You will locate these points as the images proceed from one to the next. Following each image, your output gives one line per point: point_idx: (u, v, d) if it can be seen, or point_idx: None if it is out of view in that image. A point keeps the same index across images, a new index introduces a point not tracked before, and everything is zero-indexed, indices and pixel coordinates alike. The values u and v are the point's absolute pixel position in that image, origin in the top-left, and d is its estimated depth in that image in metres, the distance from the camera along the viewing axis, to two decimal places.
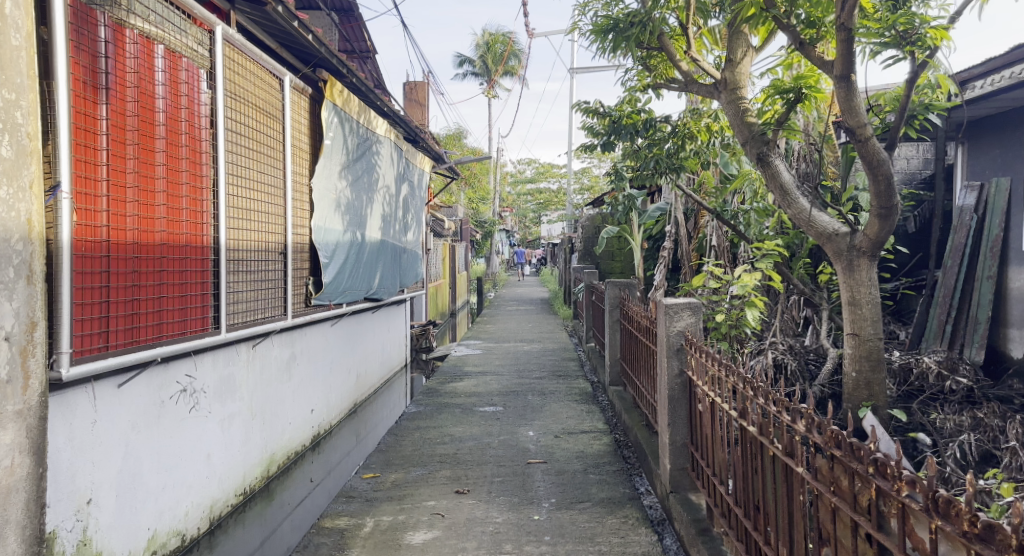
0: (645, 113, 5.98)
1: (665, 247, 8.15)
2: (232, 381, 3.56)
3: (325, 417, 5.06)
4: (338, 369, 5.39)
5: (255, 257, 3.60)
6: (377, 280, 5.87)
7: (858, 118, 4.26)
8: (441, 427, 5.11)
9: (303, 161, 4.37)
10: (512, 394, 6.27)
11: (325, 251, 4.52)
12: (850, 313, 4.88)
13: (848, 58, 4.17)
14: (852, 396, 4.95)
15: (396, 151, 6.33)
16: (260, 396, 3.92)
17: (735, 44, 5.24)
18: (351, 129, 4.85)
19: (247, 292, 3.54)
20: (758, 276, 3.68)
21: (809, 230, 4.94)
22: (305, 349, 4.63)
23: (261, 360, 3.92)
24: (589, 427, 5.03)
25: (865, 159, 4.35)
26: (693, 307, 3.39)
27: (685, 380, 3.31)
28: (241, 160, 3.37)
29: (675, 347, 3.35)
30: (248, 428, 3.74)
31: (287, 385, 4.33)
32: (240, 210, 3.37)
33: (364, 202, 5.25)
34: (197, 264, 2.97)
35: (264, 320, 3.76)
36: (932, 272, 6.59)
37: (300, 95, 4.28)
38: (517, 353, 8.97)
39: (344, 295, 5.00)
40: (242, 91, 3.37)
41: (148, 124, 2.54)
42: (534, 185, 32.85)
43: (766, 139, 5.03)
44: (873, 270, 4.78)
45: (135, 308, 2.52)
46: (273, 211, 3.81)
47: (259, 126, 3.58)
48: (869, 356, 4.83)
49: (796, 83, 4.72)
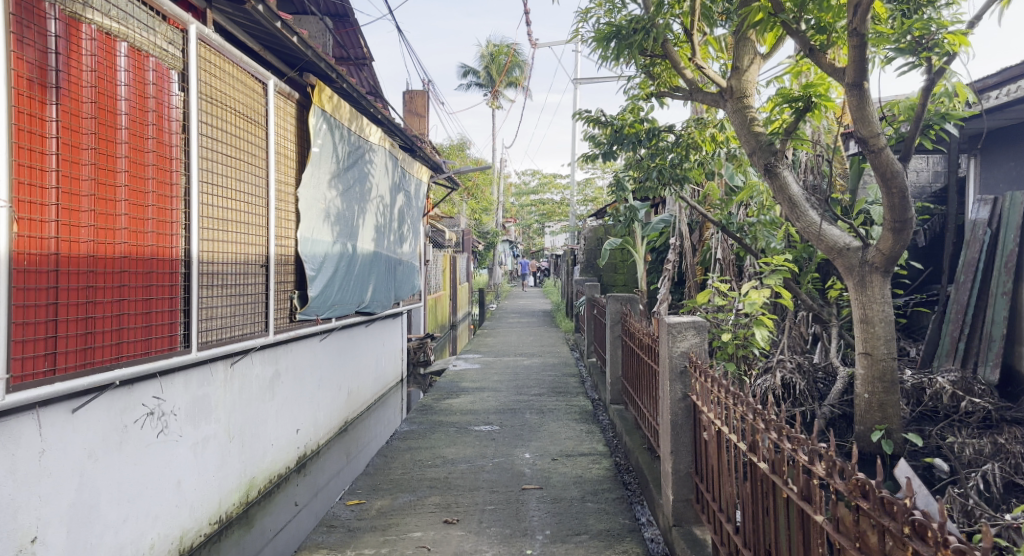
0: (648, 122, 5.81)
1: (670, 260, 7.94)
2: (207, 402, 3.37)
3: (313, 437, 4.84)
4: (328, 386, 5.19)
5: (232, 270, 3.42)
6: (370, 292, 5.66)
7: (870, 127, 4.07)
8: (434, 448, 4.89)
9: (289, 169, 4.21)
10: (510, 412, 6.04)
11: (312, 263, 4.31)
12: (862, 331, 4.65)
13: (860, 65, 3.99)
14: (865, 419, 4.69)
15: (392, 160, 6.15)
16: (239, 416, 3.72)
17: (741, 51, 5.06)
18: (342, 136, 4.68)
19: (222, 307, 3.35)
20: (767, 292, 3.45)
21: (819, 244, 4.75)
22: (291, 366, 4.43)
23: (240, 378, 3.73)
24: (588, 450, 4.78)
25: (878, 171, 4.15)
26: (698, 326, 3.16)
27: (689, 405, 3.08)
28: (218, 168, 3.21)
29: (677, 369, 3.11)
30: (224, 452, 3.54)
31: (270, 405, 4.12)
32: (216, 221, 3.19)
33: (355, 212, 5.05)
34: (163, 278, 2.81)
35: (242, 336, 3.58)
36: (944, 288, 6.35)
37: (287, 100, 4.13)
38: (516, 367, 8.73)
39: (333, 309, 4.79)
40: (221, 94, 3.23)
41: (108, 128, 2.41)
42: (537, 196, 32.74)
43: (774, 150, 4.84)
44: (886, 286, 4.55)
45: (89, 326, 2.37)
46: (255, 221, 3.64)
47: (240, 132, 3.42)
48: (882, 377, 4.59)
49: (805, 91, 4.54)
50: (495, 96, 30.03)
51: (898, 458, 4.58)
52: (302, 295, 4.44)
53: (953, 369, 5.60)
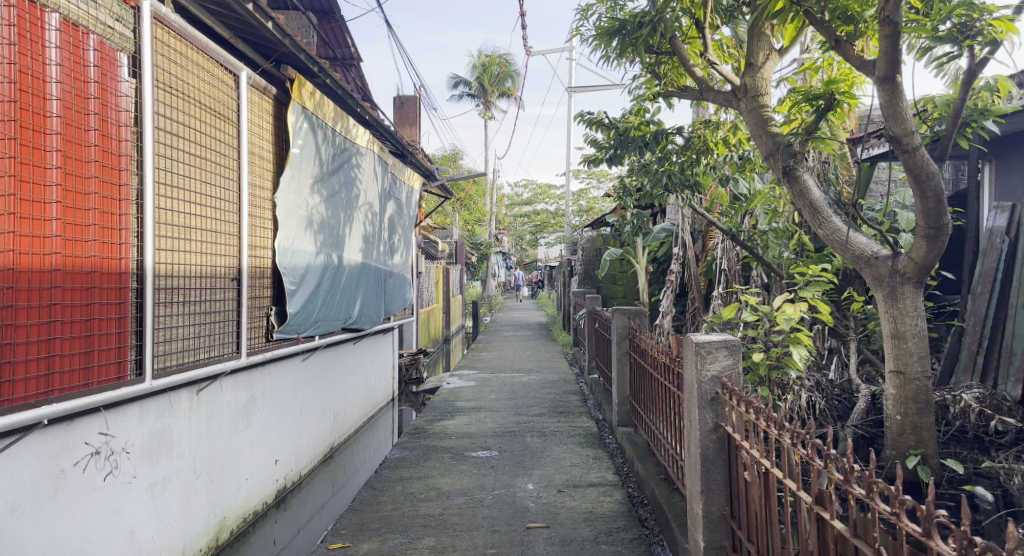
0: (654, 125, 5.46)
1: (673, 272, 7.51)
2: (168, 436, 2.93)
3: (293, 467, 4.39)
4: (311, 410, 4.75)
5: (197, 285, 3.00)
6: (357, 307, 5.24)
7: (904, 124, 3.75)
8: (427, 478, 4.44)
9: (265, 172, 3.81)
10: (509, 435, 5.61)
11: (292, 276, 3.88)
12: (893, 348, 4.27)
13: (892, 57, 3.67)
14: (897, 443, 4.31)
15: (381, 165, 5.76)
16: (207, 449, 3.28)
17: (756, 47, 4.75)
18: (325, 137, 4.28)
19: (183, 327, 2.92)
20: (805, 307, 3.07)
21: (845, 253, 4.37)
22: (267, 391, 3.99)
23: (208, 407, 3.29)
24: (597, 479, 4.36)
25: (912, 172, 3.80)
26: (731, 346, 2.75)
27: (723, 437, 2.67)
28: (180, 168, 2.81)
29: (707, 397, 2.71)
30: (189, 492, 3.09)
31: (243, 435, 3.67)
32: (176, 228, 2.79)
33: (341, 221, 4.64)
34: (111, 295, 2.40)
35: (210, 359, 3.15)
36: (963, 299, 6.03)
37: (263, 95, 3.74)
38: (513, 384, 8.28)
39: (316, 326, 4.35)
40: (184, 84, 2.83)
41: (34, 114, 2.01)
42: (531, 207, 32.47)
43: (793, 151, 4.47)
44: (919, 298, 4.18)
45: (6, 356, 1.94)
46: (225, 229, 3.23)
47: (206, 128, 3.03)
48: (916, 397, 4.21)
49: (827, 88, 4.21)
50: (486, 108, 29.83)
51: (935, 485, 4.19)
52: (280, 312, 4.01)
53: (973, 385, 5.22)
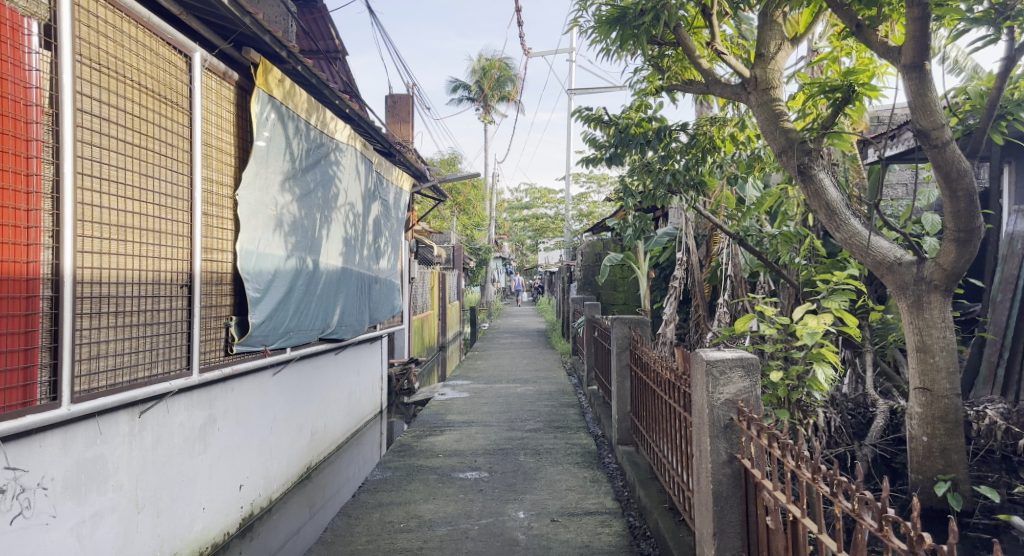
0: (656, 121, 5.11)
1: (676, 278, 7.13)
2: (101, 466, 2.55)
3: (261, 491, 4.01)
4: (283, 428, 4.37)
5: (131, 293, 2.63)
6: (336, 316, 4.86)
7: (934, 116, 3.38)
8: (410, 504, 4.06)
9: (224, 166, 3.45)
10: (501, 453, 5.23)
11: (256, 282, 3.51)
12: (918, 362, 3.88)
13: (921, 42, 3.31)
14: (923, 467, 3.89)
15: (364, 164, 5.40)
16: (153, 478, 2.91)
17: (767, 37, 4.38)
18: (297, 130, 3.93)
19: (115, 341, 2.57)
20: (830, 319, 2.69)
21: (865, 258, 3.95)
22: (229, 409, 3.62)
23: (154, 430, 2.92)
24: (595, 506, 3.97)
25: (941, 170, 3.44)
26: (747, 365, 2.36)
27: (739, 470, 2.29)
28: (110, 158, 2.47)
29: (720, 424, 2.32)
30: (130, 529, 2.71)
31: (199, 459, 3.29)
32: (104, 226, 2.45)
33: (316, 222, 4.27)
34: (14, 306, 2.02)
35: (151, 379, 2.78)
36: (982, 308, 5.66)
37: (222, 81, 3.39)
38: (508, 396, 7.88)
39: (287, 338, 3.98)
40: (116, 61, 2.48)
41: None
42: (530, 212, 32.13)
43: (808, 148, 4.08)
44: (947, 308, 3.79)
45: None
46: (170, 228, 2.89)
47: (144, 112, 2.67)
48: (944, 417, 3.81)
49: (846, 79, 3.84)
50: (485, 112, 29.53)
51: (966, 514, 3.79)
52: (242, 322, 3.64)
53: (995, 399, 4.87)
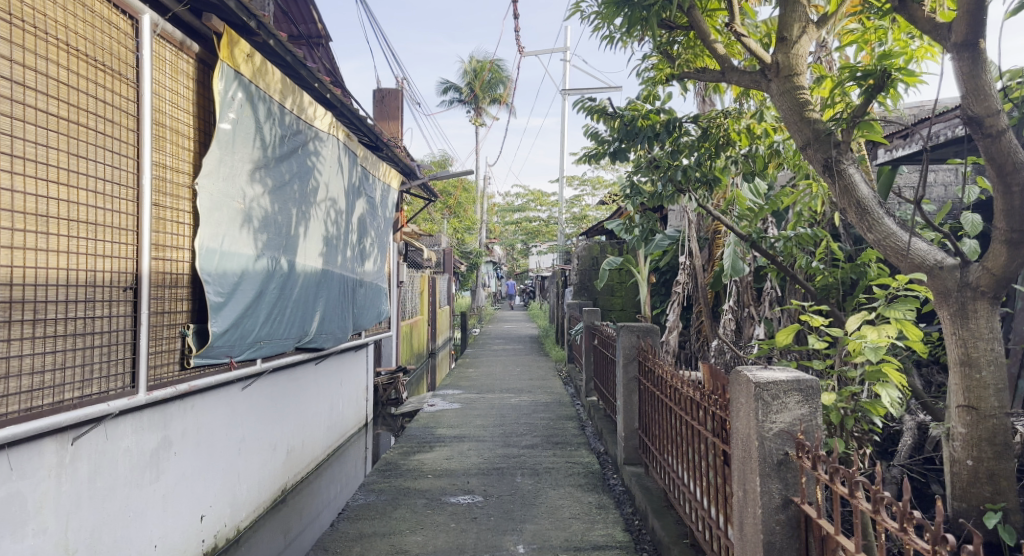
0: (665, 113, 4.64)
1: (677, 286, 6.86)
2: (18, 505, 2.08)
3: (227, 520, 3.53)
4: (253, 448, 3.89)
5: (51, 297, 2.19)
6: (315, 323, 4.40)
7: (989, 101, 2.87)
8: (395, 536, 3.60)
9: (182, 151, 3.02)
10: (495, 473, 4.78)
11: (218, 285, 3.05)
12: (961, 377, 3.23)
13: (976, 16, 2.81)
14: (967, 495, 3.29)
15: (348, 157, 4.96)
16: (92, 515, 2.44)
17: (789, 17, 3.84)
18: (269, 114, 3.49)
19: (31, 357, 2.11)
20: (893, 332, 2.29)
21: (902, 264, 3.32)
22: (189, 428, 3.15)
23: (91, 459, 2.44)
24: (603, 540, 3.53)
25: (994, 162, 2.92)
26: (804, 387, 1.94)
27: (797, 517, 1.87)
28: (21, 131, 2.02)
29: (773, 461, 1.90)
30: None
31: (150, 489, 2.82)
32: (14, 214, 2.01)
33: (290, 218, 3.81)
34: None
35: (80, 400, 2.32)
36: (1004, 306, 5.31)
37: (178, 53, 2.97)
38: (502, 407, 7.43)
39: (257, 348, 3.52)
40: (32, 13, 2.06)
41: None
42: (523, 216, 31.71)
43: (837, 141, 3.61)
44: (996, 318, 3.16)
45: None
46: (107, 220, 2.46)
47: (71, 79, 2.25)
48: (992, 439, 3.19)
49: (883, 63, 3.40)
50: (477, 114, 29.12)
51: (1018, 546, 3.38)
52: (202, 331, 3.17)
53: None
